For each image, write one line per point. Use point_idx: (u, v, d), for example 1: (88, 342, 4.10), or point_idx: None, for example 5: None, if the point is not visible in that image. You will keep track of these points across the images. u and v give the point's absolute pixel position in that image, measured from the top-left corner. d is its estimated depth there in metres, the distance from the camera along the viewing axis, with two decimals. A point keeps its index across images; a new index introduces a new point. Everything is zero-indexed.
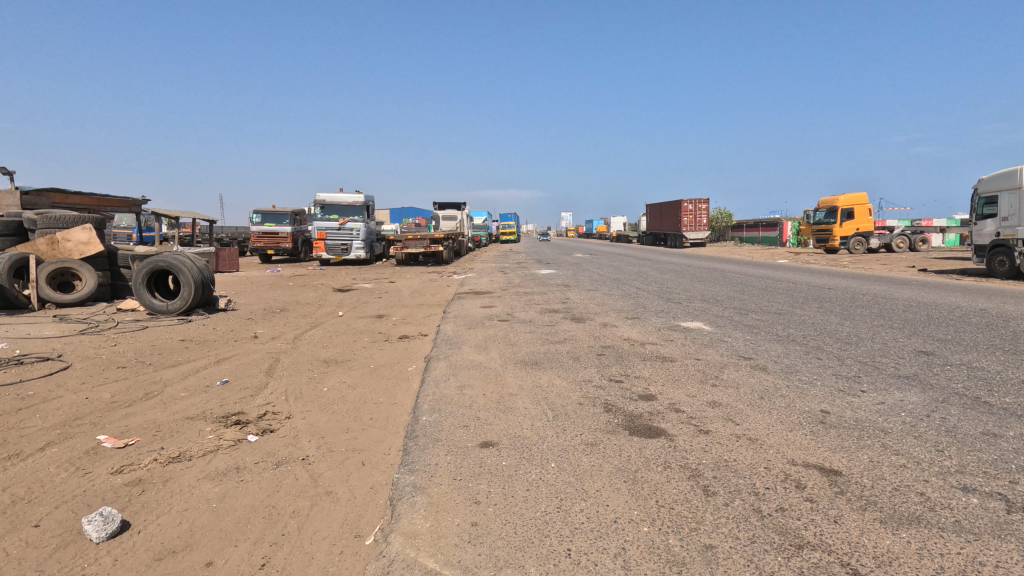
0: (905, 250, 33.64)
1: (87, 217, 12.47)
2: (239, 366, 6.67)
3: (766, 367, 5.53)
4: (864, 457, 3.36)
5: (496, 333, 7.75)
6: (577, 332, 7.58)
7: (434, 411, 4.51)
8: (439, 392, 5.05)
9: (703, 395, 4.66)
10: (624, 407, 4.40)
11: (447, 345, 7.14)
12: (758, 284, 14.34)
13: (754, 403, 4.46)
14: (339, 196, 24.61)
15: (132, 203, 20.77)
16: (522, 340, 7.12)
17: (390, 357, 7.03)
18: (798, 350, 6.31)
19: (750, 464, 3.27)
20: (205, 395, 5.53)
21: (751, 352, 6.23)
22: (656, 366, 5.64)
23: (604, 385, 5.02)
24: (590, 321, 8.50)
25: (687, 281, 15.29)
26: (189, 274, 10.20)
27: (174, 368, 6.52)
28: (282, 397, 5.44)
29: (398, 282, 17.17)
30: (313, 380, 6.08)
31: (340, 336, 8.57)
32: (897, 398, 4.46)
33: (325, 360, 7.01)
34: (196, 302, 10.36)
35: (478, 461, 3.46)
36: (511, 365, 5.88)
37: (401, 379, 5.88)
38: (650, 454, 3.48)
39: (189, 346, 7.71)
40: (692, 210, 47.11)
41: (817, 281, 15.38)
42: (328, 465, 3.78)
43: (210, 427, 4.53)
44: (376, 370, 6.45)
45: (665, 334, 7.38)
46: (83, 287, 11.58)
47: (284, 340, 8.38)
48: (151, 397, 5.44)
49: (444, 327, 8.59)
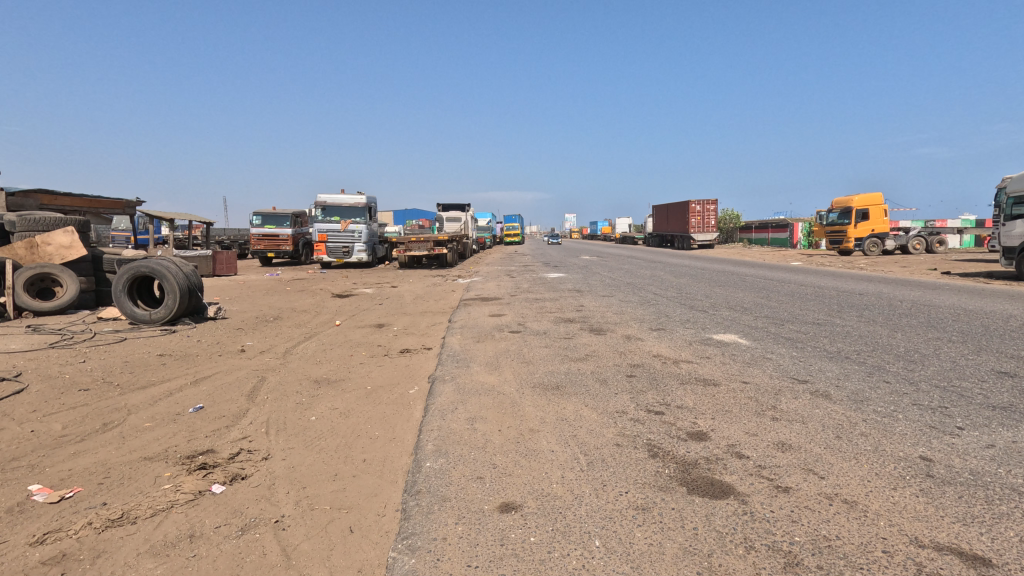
0: (922, 251, 32.69)
1: (70, 219, 11.77)
2: (218, 388, 5.88)
3: (829, 394, 4.69)
4: (1009, 533, 2.53)
5: (508, 348, 6.93)
6: (598, 347, 6.77)
7: (440, 455, 3.70)
8: (445, 426, 4.25)
9: (765, 433, 3.84)
10: (673, 450, 3.58)
11: (454, 363, 6.33)
12: (783, 289, 13.46)
13: (832, 444, 3.62)
14: (341, 197, 23.95)
15: (126, 204, 20.14)
16: (538, 357, 6.32)
17: (389, 377, 6.24)
18: (859, 370, 5.46)
19: (862, 547, 2.46)
20: (172, 426, 4.73)
21: (804, 374, 5.39)
22: (698, 393, 4.83)
23: (643, 419, 4.21)
24: (611, 333, 7.68)
25: (706, 286, 14.42)
26: (174, 281, 9.43)
27: (144, 391, 5.74)
28: (263, 428, 4.64)
29: (401, 287, 16.39)
30: (300, 406, 5.29)
31: (336, 350, 7.79)
32: (1008, 439, 3.63)
33: (317, 380, 6.21)
34: (181, 311, 9.59)
35: (498, 537, 2.65)
36: (529, 389, 5.08)
37: (402, 407, 5.09)
38: (723, 525, 2.67)
39: (166, 362, 6.92)
40: (700, 211, 46.21)
41: (844, 286, 14.49)
42: (306, 533, 2.97)
43: (169, 474, 3.73)
44: (374, 393, 5.65)
45: (698, 350, 6.54)
46: (63, 295, 10.93)
47: (274, 354, 7.58)
48: (109, 429, 4.65)
49: (450, 340, 7.80)
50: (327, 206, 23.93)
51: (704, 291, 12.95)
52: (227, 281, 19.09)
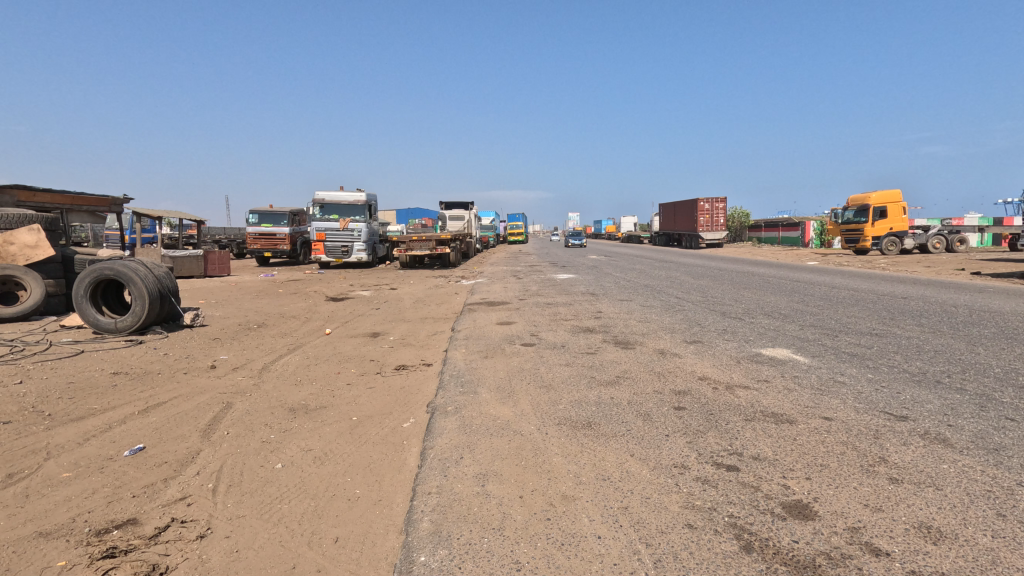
0: (942, 251, 31.41)
1: (37, 217, 10.76)
2: (171, 419, 4.81)
3: (949, 440, 3.58)
4: None
5: (522, 367, 5.86)
6: (629, 366, 5.68)
7: (439, 542, 2.62)
8: (447, 488, 3.17)
9: (894, 507, 2.74)
10: (774, 540, 2.50)
11: (458, 388, 5.24)
12: (818, 292, 12.30)
13: (1003, 531, 2.51)
14: (339, 195, 22.93)
15: (113, 203, 19.20)
16: (560, 380, 5.22)
17: (381, 405, 5.18)
18: (966, 403, 4.34)
19: None
20: (93, 479, 3.65)
21: (898, 407, 4.26)
22: (774, 436, 3.73)
23: (713, 479, 3.12)
24: (640, 347, 6.59)
25: (730, 288, 13.30)
26: (143, 285, 8.38)
27: (79, 423, 4.68)
28: (211, 483, 3.57)
29: (402, 289, 15.35)
30: (267, 446, 4.24)
31: (321, 366, 6.74)
32: None
33: (293, 408, 5.13)
34: (152, 319, 8.54)
35: None
36: (554, 427, 3.99)
37: (392, 452, 4.01)
38: None
39: (119, 383, 5.86)
40: (708, 210, 45.06)
41: (881, 288, 13.29)
42: None
43: (61, 568, 2.66)
44: (359, 429, 4.57)
45: (751, 371, 5.42)
46: (27, 299, 9.93)
47: (249, 371, 6.52)
48: (10, 485, 3.58)
49: (453, 355, 6.75)
50: (325, 204, 22.91)
51: (731, 294, 11.80)
52: (217, 282, 18.07)
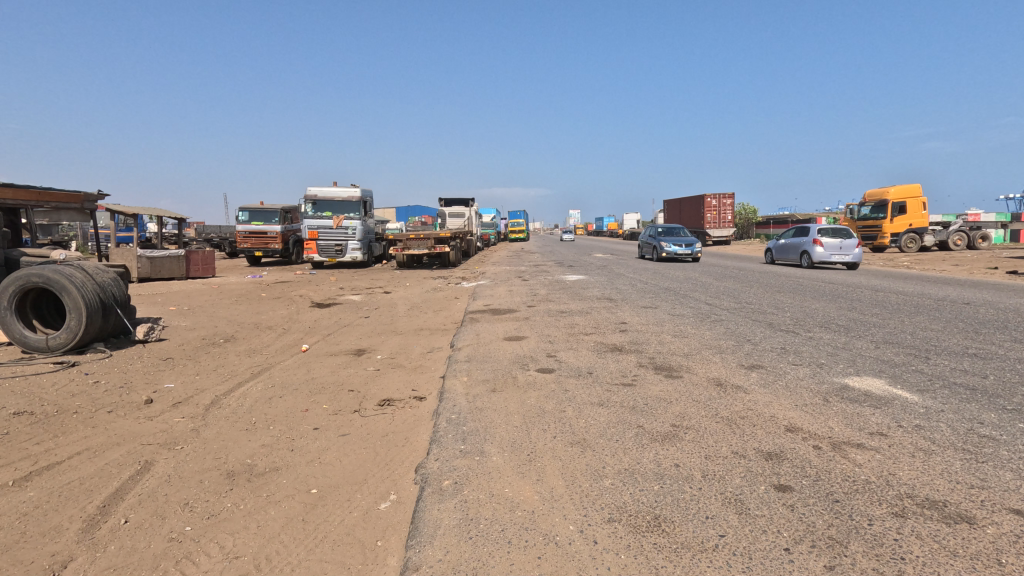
0: (964, 249, 29.98)
1: None
2: (55, 494, 3.40)
3: None
4: None
5: (541, 407, 4.48)
6: (685, 408, 4.28)
7: None
8: None
9: None
10: None
11: (458, 443, 3.83)
12: (869, 298, 10.81)
13: None
14: (333, 191, 21.39)
15: (86, 199, 17.72)
16: (597, 433, 3.82)
17: (352, 468, 3.76)
18: None
19: None
20: None
21: None
22: (964, 557, 2.32)
23: None
24: (689, 375, 5.19)
25: (763, 291, 11.85)
26: (78, 295, 6.95)
27: None
28: None
29: (396, 293, 13.94)
30: (171, 551, 2.82)
31: (287, 400, 5.32)
32: None
33: (231, 473, 3.72)
34: (92, 335, 7.14)
35: None
36: (606, 531, 2.60)
37: (357, 568, 2.61)
38: None
39: (13, 431, 4.44)
40: (715, 206, 43.58)
41: (937, 292, 11.81)
42: None
43: None
44: (316, 513, 3.18)
45: (852, 418, 4.00)
46: None
47: (193, 408, 5.12)
48: None
49: (451, 385, 5.36)
50: (317, 200, 21.34)
51: (769, 301, 10.34)
52: (198, 285, 16.60)
